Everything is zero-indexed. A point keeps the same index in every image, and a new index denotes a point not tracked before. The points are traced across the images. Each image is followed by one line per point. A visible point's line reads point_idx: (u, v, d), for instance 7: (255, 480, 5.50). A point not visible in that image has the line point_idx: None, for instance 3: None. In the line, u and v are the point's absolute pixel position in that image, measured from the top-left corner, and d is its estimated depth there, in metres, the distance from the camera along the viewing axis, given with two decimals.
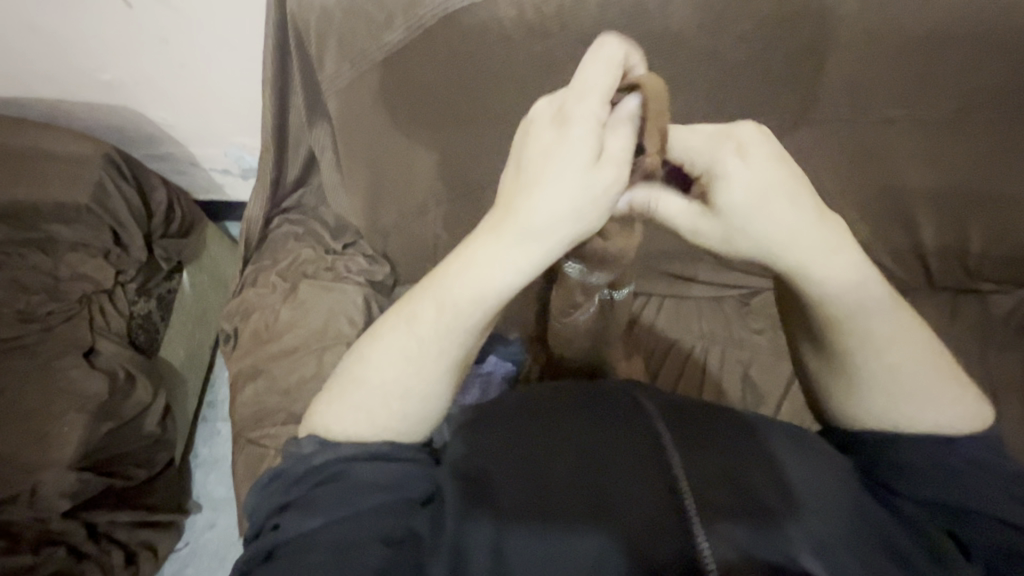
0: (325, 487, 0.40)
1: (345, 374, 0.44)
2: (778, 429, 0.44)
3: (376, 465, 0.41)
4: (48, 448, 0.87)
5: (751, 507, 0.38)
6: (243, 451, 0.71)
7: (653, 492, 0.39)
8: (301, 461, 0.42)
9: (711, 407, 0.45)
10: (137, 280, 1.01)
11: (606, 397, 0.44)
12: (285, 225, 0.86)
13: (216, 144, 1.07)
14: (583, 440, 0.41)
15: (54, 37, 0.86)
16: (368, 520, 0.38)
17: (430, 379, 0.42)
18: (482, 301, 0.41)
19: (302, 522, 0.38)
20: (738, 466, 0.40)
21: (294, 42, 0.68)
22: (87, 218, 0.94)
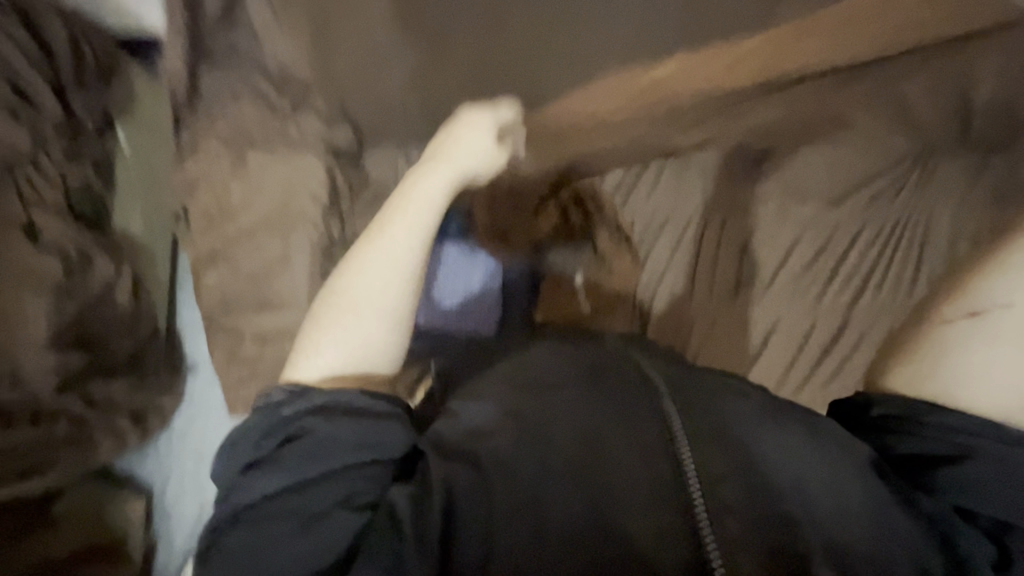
0: (291, 445, 0.43)
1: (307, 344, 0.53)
2: (765, 408, 0.48)
3: (353, 421, 0.44)
4: (13, 331, 0.82)
5: (741, 481, 0.42)
6: (218, 341, 0.68)
7: (647, 469, 0.42)
8: (272, 414, 0.45)
9: (714, 390, 0.49)
10: (60, 144, 0.87)
11: (611, 382, 0.47)
12: (215, 76, 0.70)
13: None
14: (582, 422, 0.45)
15: None
16: (334, 483, 0.42)
17: (375, 318, 0.52)
18: (390, 251, 0.53)
19: (269, 482, 0.42)
20: (733, 452, 0.44)
21: None
22: None
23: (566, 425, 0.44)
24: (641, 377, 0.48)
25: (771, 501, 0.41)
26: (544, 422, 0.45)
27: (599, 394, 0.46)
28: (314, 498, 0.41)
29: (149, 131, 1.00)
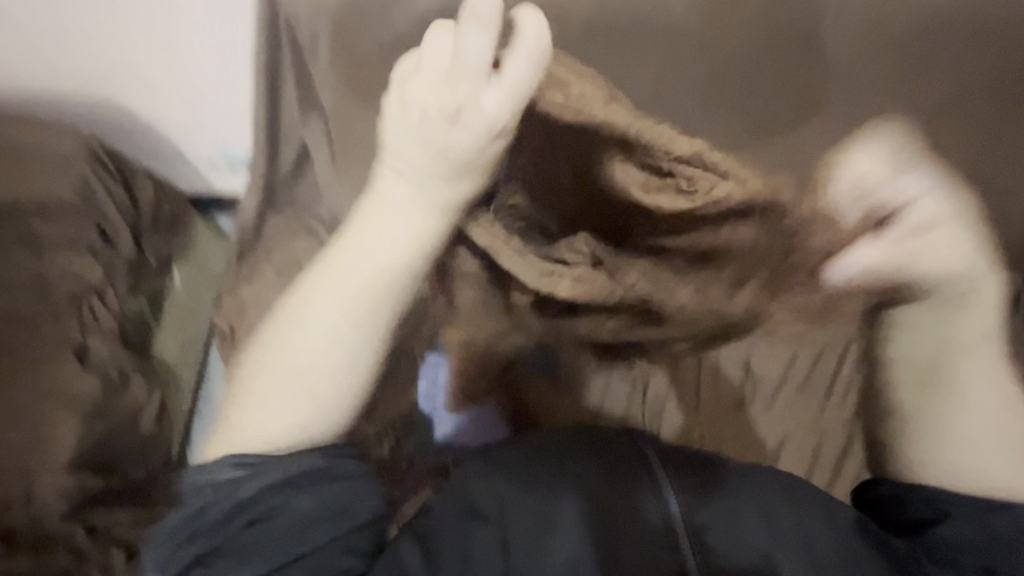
0: (259, 526, 0.49)
1: (262, 377, 0.55)
2: (780, 483, 0.57)
3: (323, 491, 0.51)
4: (41, 452, 0.85)
5: (725, 540, 0.52)
6: None
7: (633, 498, 0.54)
8: (225, 498, 0.49)
9: (712, 462, 0.59)
10: (124, 280, 0.98)
11: (624, 453, 0.56)
12: (280, 220, 0.82)
13: (204, 140, 1.02)
14: (603, 481, 0.54)
15: (31, 39, 0.84)
16: (322, 549, 0.49)
17: (314, 391, 0.54)
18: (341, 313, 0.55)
19: (242, 561, 0.47)
20: (729, 509, 0.54)
21: (287, 38, 0.62)
22: (73, 213, 0.91)
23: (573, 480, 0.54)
24: (609, 439, 0.58)
25: (710, 524, 0.53)
26: (548, 481, 0.54)
27: (604, 456, 0.56)
28: (316, 559, 0.49)
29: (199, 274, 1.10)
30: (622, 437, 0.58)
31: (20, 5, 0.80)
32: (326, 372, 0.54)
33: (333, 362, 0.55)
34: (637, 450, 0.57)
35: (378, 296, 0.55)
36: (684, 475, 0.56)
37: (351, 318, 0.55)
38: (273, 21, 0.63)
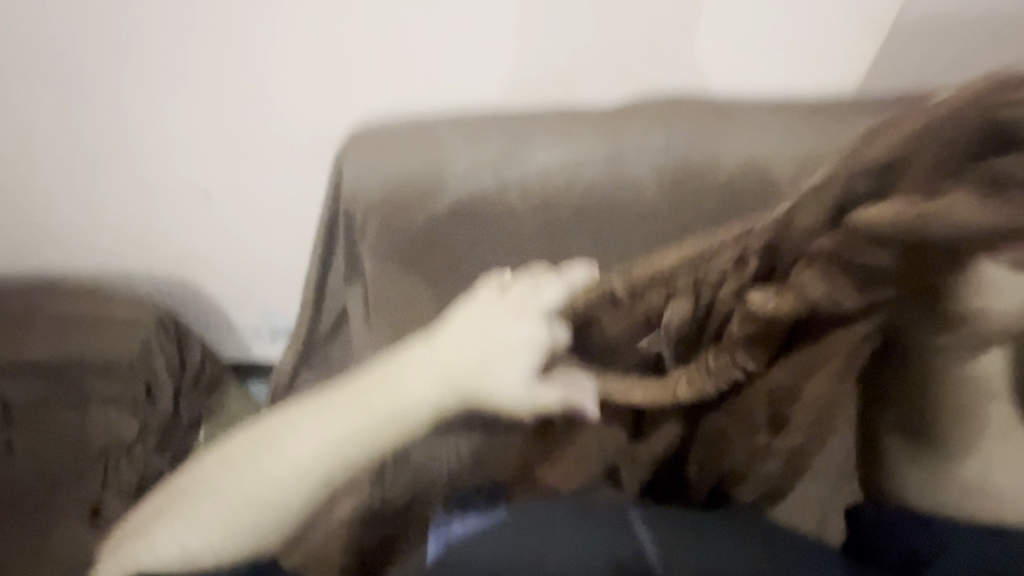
0: None
1: (192, 492, 0.51)
2: (759, 540, 0.57)
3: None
4: None
5: None
6: None
7: (614, 549, 0.54)
8: None
9: (703, 522, 0.59)
10: (157, 435, 1.02)
11: (603, 514, 0.58)
12: (312, 378, 0.91)
13: (253, 309, 1.17)
14: (577, 537, 0.54)
15: (134, 226, 1.01)
16: None
17: (235, 522, 0.50)
18: (296, 469, 0.51)
19: None
20: (712, 563, 0.52)
21: (344, 225, 0.75)
22: (127, 373, 0.99)
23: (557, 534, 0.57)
24: (591, 505, 0.60)
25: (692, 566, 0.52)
26: (530, 538, 0.54)
27: (585, 513, 0.58)
28: None
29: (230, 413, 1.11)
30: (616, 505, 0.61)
31: (128, 202, 0.97)
32: (253, 517, 0.50)
33: (274, 500, 0.50)
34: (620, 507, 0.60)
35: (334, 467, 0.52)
36: (665, 531, 0.56)
37: (306, 470, 0.51)
38: (334, 212, 0.76)
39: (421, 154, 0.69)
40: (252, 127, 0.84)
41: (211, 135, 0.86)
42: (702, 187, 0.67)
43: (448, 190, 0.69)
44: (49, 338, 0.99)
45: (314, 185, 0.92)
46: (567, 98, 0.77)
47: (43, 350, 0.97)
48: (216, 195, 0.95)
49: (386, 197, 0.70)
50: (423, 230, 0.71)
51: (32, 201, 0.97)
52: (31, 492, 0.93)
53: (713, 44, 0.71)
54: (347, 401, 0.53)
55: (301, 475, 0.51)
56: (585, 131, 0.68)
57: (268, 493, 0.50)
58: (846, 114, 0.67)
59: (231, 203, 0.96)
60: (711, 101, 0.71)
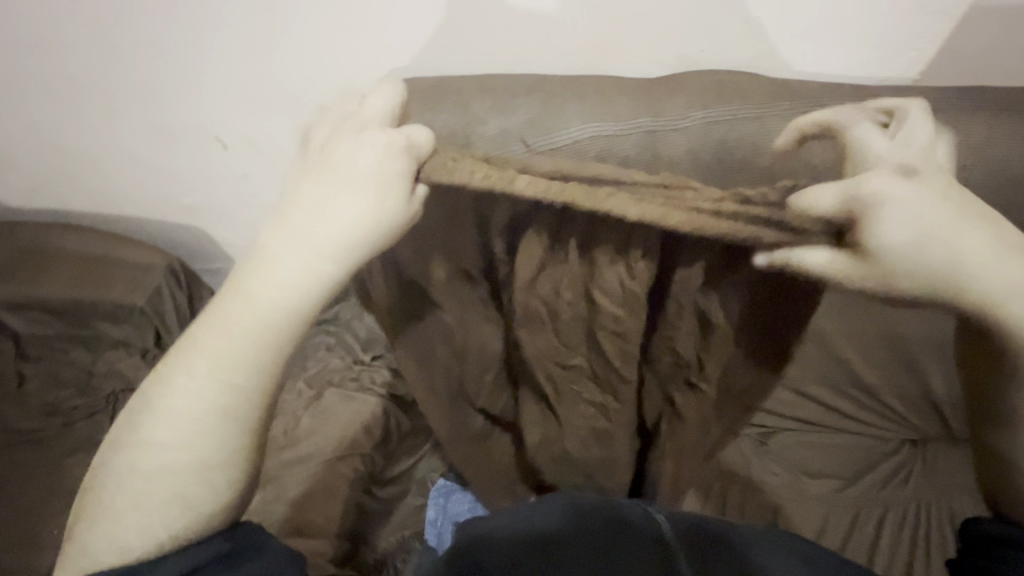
0: None
1: (131, 421, 0.47)
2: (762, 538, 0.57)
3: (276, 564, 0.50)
4: (34, 553, 0.83)
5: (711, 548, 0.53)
6: None
7: (631, 541, 0.53)
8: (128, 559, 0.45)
9: (705, 529, 0.57)
10: None
11: (612, 513, 0.57)
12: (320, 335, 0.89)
13: None
14: (588, 531, 0.53)
15: (149, 169, 0.98)
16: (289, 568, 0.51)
17: (184, 466, 0.45)
18: (191, 417, 0.45)
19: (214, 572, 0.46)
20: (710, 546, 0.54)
21: None
22: (137, 318, 0.99)
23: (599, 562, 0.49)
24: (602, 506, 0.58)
25: (692, 542, 0.54)
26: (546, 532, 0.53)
27: (596, 513, 0.56)
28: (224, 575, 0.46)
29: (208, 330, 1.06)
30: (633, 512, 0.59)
31: (143, 143, 0.94)
32: (184, 459, 0.45)
33: (189, 475, 0.46)
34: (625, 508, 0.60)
35: (208, 409, 0.45)
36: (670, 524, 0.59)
37: (226, 421, 0.46)
38: None
39: (446, 116, 0.66)
40: (272, 73, 0.80)
41: (228, 79, 0.82)
42: (739, 171, 0.63)
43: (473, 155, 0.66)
44: (61, 277, 0.98)
45: None
46: (601, 66, 0.73)
47: (55, 289, 0.96)
48: (234, 144, 0.92)
49: None
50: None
51: (45, 134, 0.94)
52: (40, 428, 0.94)
53: (769, 17, 0.65)
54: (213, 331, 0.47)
55: (195, 415, 0.45)
56: (621, 102, 0.64)
57: (185, 467, 0.45)
58: (902, 104, 0.62)
59: (249, 155, 0.93)
60: (758, 77, 0.67)
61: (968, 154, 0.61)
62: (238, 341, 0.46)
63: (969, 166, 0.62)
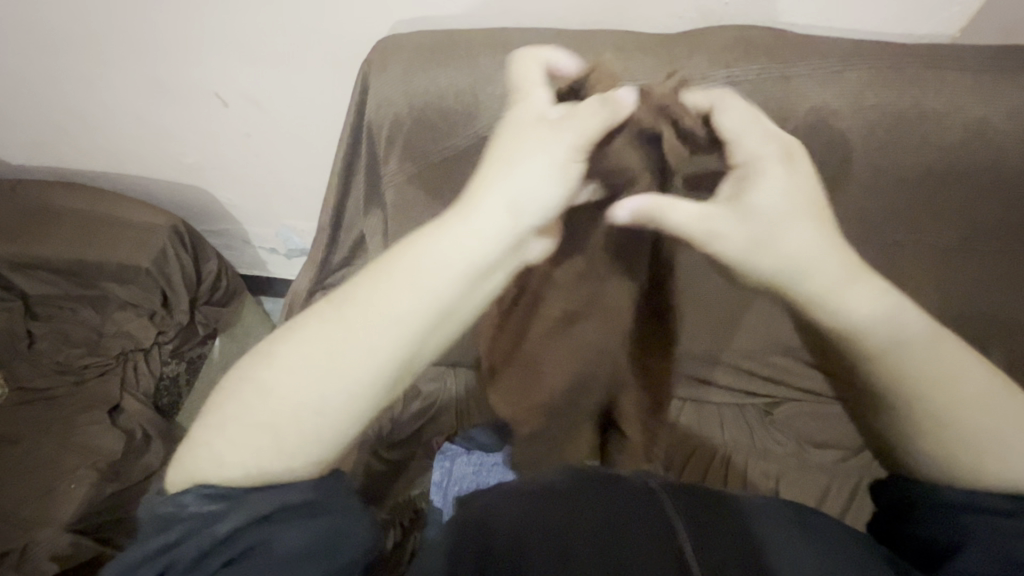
0: (240, 561, 0.38)
1: (246, 375, 0.41)
2: (814, 524, 0.47)
3: (319, 520, 0.40)
4: (52, 505, 0.86)
5: (742, 542, 0.44)
6: None
7: (652, 528, 0.45)
8: (176, 517, 0.39)
9: (746, 513, 0.47)
10: (173, 341, 1.04)
11: (629, 487, 0.48)
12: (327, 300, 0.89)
13: (270, 225, 1.15)
14: (602, 514, 0.45)
15: (149, 126, 0.96)
16: (337, 525, 0.41)
17: (304, 420, 0.39)
18: (335, 356, 0.40)
19: (254, 537, 0.39)
20: (745, 540, 0.44)
21: (365, 143, 0.70)
22: (144, 279, 0.99)
23: (577, 519, 0.45)
24: (624, 479, 0.50)
25: (730, 527, 0.45)
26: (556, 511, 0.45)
27: (613, 489, 0.48)
28: (275, 545, 0.38)
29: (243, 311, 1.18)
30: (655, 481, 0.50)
31: (140, 99, 0.91)
32: (309, 410, 0.39)
33: (294, 420, 0.39)
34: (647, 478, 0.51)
35: (333, 349, 0.40)
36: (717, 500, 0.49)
37: (351, 367, 0.40)
38: (357, 127, 0.70)
39: (452, 72, 0.62)
40: (270, 25, 0.76)
41: (226, 31, 0.78)
42: None
43: (481, 117, 0.63)
44: (67, 236, 0.97)
45: (335, 99, 0.86)
46: (617, 20, 0.69)
47: (61, 250, 0.96)
48: (234, 101, 0.89)
49: (412, 120, 0.64)
50: (451, 158, 0.67)
51: (41, 89, 0.91)
52: (53, 386, 0.95)
53: None
54: (398, 270, 0.42)
55: (336, 357, 0.40)
56: (638, 61, 0.60)
57: (311, 420, 0.39)
58: (939, 61, 0.58)
59: (250, 113, 0.91)
60: (785, 34, 0.63)
61: (1006, 117, 0.58)
62: (366, 277, 0.42)
63: (1004, 131, 0.59)
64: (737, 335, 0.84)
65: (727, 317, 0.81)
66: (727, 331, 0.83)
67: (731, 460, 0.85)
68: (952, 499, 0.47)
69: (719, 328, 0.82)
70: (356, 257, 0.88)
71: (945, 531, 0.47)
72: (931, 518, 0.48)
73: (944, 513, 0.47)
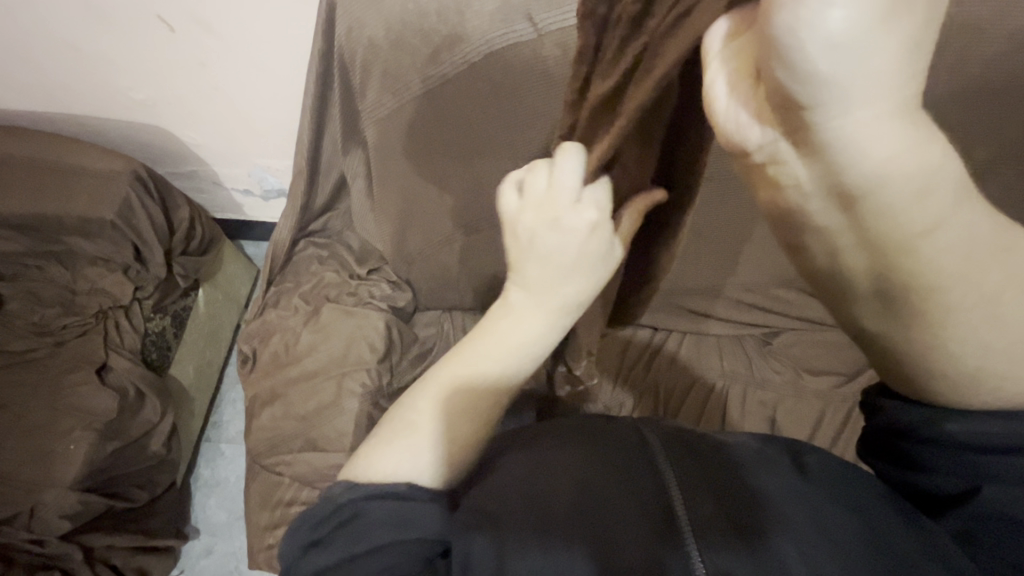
0: (346, 527, 0.39)
1: (394, 419, 0.46)
2: (834, 459, 0.45)
3: (402, 505, 0.40)
4: (51, 466, 0.85)
5: (726, 490, 0.40)
6: (258, 476, 0.73)
7: (635, 484, 0.41)
8: (328, 501, 0.41)
9: (754, 452, 0.44)
10: (154, 296, 0.99)
11: (614, 436, 0.45)
12: (310, 248, 0.84)
13: (240, 165, 1.06)
14: (584, 472, 0.41)
15: (88, 58, 0.84)
16: (428, 511, 0.40)
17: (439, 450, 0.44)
18: (459, 400, 0.46)
19: (362, 501, 0.40)
20: (734, 487, 0.40)
21: (338, 72, 0.62)
22: (110, 233, 0.92)
23: (561, 476, 0.41)
24: (613, 430, 0.45)
25: (731, 474, 0.42)
26: (542, 476, 0.41)
27: (597, 440, 0.44)
28: (376, 508, 0.39)
29: (232, 261, 1.15)
30: (634, 421, 0.48)
31: (71, 25, 0.79)
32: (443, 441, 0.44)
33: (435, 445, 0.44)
34: (634, 425, 0.47)
35: (466, 395, 0.46)
36: (730, 442, 0.46)
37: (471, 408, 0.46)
38: (326, 55, 0.62)
39: None
40: None
41: None
42: None
43: (469, 40, 0.56)
44: (20, 189, 0.89)
45: (299, 22, 0.76)
46: None
47: (14, 204, 0.88)
48: (182, 26, 0.78)
49: (391, 45, 0.57)
50: (437, 89, 0.59)
51: None
52: (32, 348, 0.91)
53: None
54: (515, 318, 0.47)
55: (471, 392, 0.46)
56: None
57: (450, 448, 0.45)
58: None
59: (202, 39, 0.80)
60: None
61: None
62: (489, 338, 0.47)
63: None
64: (739, 268, 0.81)
65: (729, 250, 0.78)
66: (727, 264, 0.80)
67: (728, 393, 0.85)
68: (949, 436, 0.38)
69: (719, 261, 0.79)
70: (338, 201, 0.82)
71: (947, 474, 0.40)
72: (936, 458, 0.40)
73: (943, 449, 0.39)
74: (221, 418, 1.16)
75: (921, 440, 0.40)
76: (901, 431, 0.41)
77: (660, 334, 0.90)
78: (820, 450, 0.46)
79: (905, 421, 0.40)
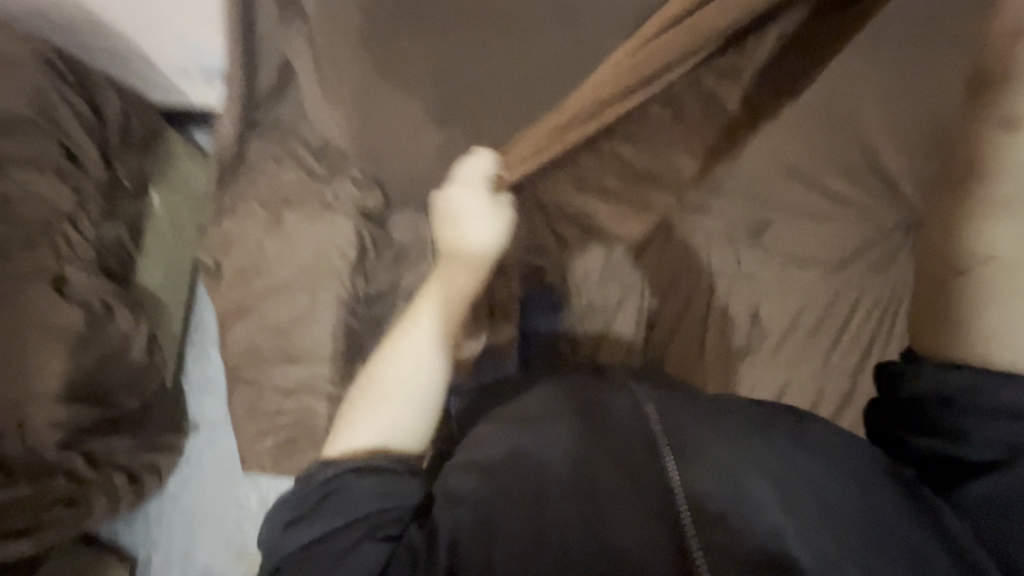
0: (327, 501, 0.44)
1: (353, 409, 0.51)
2: (818, 426, 0.48)
3: (378, 479, 0.45)
4: (30, 381, 0.84)
5: (713, 465, 0.44)
6: (241, 388, 0.72)
7: (628, 459, 0.45)
8: (307, 480, 0.46)
9: (738, 416, 0.48)
10: (99, 202, 0.89)
11: (610, 408, 0.48)
12: (262, 144, 0.74)
13: (169, 39, 0.90)
14: (580, 449, 0.46)
15: None
16: (400, 487, 0.45)
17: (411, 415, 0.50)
18: (410, 365, 0.52)
19: (339, 481, 0.45)
20: (720, 458, 0.45)
21: None
22: (34, 128, 0.83)
23: (559, 454, 0.46)
24: (612, 403, 0.49)
25: (720, 442, 0.46)
26: (542, 454, 0.46)
27: (595, 415, 0.48)
28: (352, 487, 0.44)
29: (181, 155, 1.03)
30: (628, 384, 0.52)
31: None
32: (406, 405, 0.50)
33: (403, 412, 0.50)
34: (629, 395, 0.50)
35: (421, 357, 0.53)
36: (721, 408, 0.50)
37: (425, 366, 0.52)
38: None
39: None
40: None
41: None
42: None
43: None
44: None
45: None
46: None
47: None
48: None
49: None
50: None
51: None
52: None
53: None
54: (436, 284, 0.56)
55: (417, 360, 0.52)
56: None
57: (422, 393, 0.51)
58: None
59: None
60: None
61: None
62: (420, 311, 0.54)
63: None
64: None
65: None
66: None
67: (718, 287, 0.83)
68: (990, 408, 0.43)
69: None
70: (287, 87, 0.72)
71: (974, 447, 0.44)
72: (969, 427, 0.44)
73: (988, 420, 0.43)
74: (201, 321, 1.14)
75: (961, 410, 0.44)
76: (941, 401, 0.45)
77: (659, 228, 0.84)
78: (820, 417, 0.50)
79: (947, 390, 0.45)
